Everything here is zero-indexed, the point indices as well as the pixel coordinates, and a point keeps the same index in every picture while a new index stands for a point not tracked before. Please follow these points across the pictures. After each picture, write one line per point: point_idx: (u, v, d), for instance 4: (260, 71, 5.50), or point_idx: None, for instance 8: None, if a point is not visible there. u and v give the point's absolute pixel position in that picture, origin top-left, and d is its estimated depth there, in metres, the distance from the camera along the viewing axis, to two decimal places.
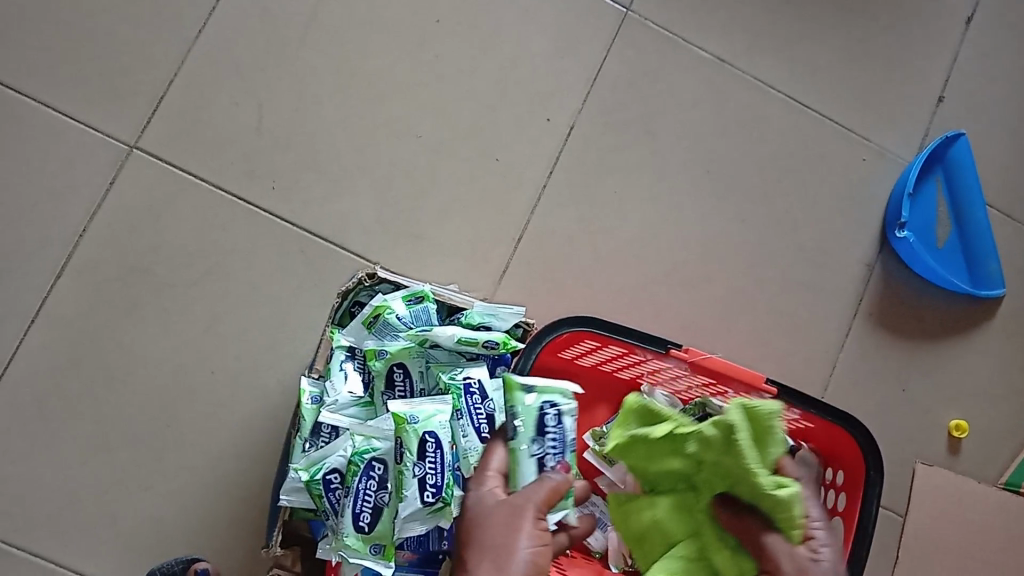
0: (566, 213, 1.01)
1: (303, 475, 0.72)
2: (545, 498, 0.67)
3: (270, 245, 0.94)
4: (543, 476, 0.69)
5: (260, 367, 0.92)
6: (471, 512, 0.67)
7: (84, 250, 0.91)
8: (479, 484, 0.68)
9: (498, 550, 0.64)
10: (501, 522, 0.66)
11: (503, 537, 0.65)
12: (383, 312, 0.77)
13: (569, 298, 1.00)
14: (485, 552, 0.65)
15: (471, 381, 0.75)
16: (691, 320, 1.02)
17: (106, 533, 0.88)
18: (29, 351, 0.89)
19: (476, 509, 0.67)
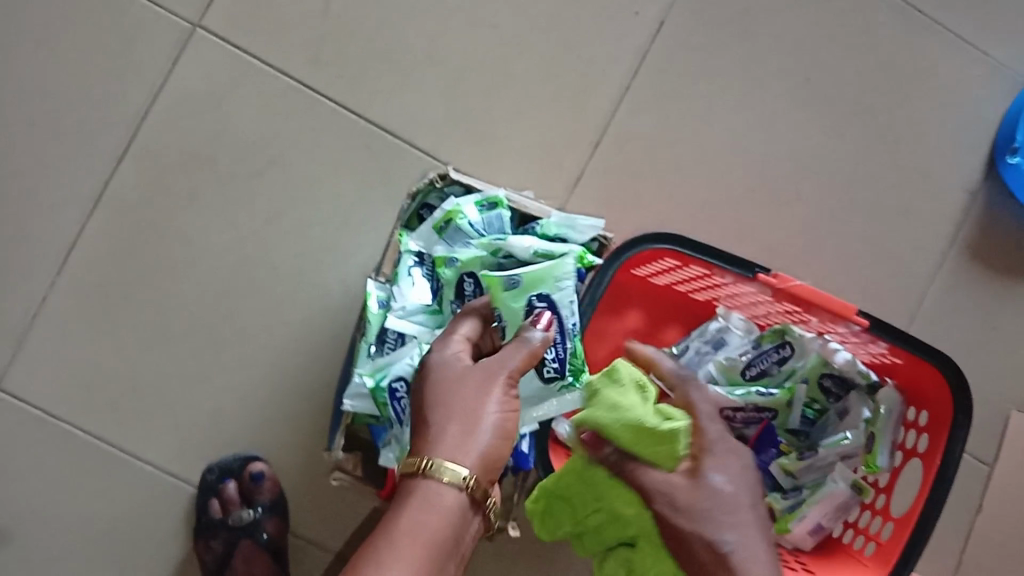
0: (648, 119, 0.94)
1: (368, 382, 0.70)
2: (520, 366, 0.64)
3: (336, 137, 0.90)
4: (523, 339, 0.65)
5: (322, 266, 0.90)
6: (434, 380, 0.63)
7: (145, 134, 0.88)
8: (449, 350, 0.65)
9: (466, 413, 0.61)
10: (467, 394, 0.62)
11: (469, 404, 0.62)
12: (455, 217, 0.73)
13: (645, 212, 0.95)
14: (454, 414, 0.61)
15: None
16: (773, 241, 0.96)
17: (167, 421, 0.87)
18: (91, 237, 0.87)
19: (442, 372, 0.63)
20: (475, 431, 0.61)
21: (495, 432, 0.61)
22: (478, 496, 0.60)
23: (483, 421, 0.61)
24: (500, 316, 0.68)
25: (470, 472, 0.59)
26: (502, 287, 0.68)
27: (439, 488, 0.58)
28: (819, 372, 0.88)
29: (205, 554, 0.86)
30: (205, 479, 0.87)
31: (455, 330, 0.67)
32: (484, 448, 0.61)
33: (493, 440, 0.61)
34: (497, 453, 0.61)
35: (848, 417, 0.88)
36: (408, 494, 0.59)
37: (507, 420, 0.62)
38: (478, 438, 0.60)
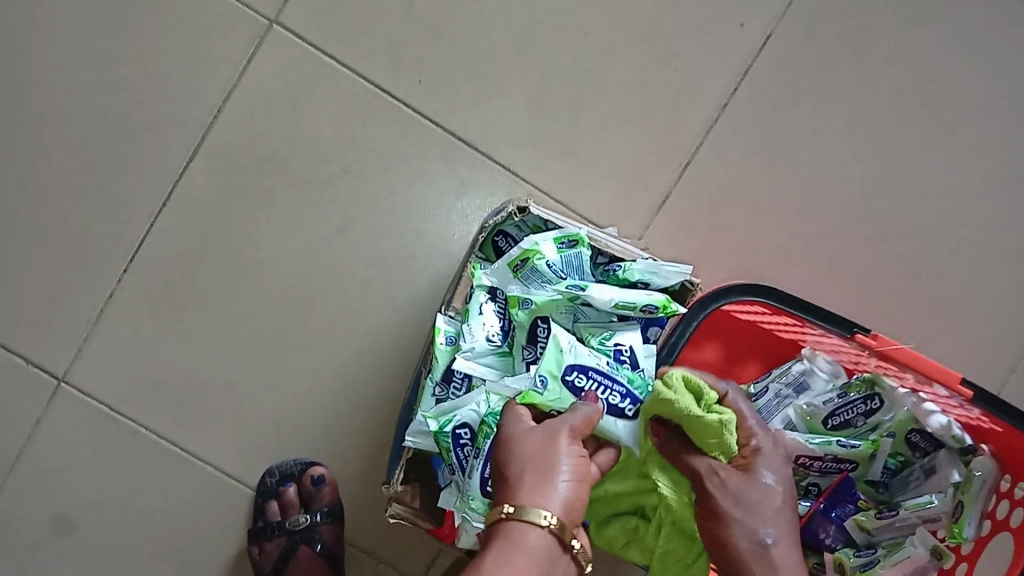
0: (745, 140, 0.88)
1: (432, 425, 0.67)
2: (583, 422, 0.62)
3: (412, 145, 0.86)
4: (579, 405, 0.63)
5: (391, 277, 0.87)
6: (500, 441, 0.61)
7: (219, 132, 0.85)
8: (509, 418, 0.63)
9: (538, 462, 0.59)
10: (535, 447, 0.60)
11: (540, 456, 0.60)
12: (532, 257, 0.69)
13: (733, 239, 0.88)
14: (527, 465, 0.59)
15: (622, 348, 0.69)
16: (870, 279, 0.89)
17: (229, 425, 0.87)
18: (161, 235, 0.86)
19: (508, 432, 0.62)
20: (550, 478, 0.59)
21: (572, 476, 0.59)
22: (563, 535, 0.57)
23: (558, 467, 0.59)
24: (555, 412, 0.65)
25: (552, 513, 0.57)
26: (537, 395, 0.65)
27: (525, 529, 0.56)
28: (908, 427, 0.82)
29: (260, 557, 0.86)
30: (265, 481, 0.87)
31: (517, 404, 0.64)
32: (562, 493, 0.58)
33: (571, 484, 0.59)
34: (577, 496, 0.59)
35: (936, 477, 0.82)
36: (493, 539, 0.57)
37: (580, 467, 0.60)
38: (555, 484, 0.58)
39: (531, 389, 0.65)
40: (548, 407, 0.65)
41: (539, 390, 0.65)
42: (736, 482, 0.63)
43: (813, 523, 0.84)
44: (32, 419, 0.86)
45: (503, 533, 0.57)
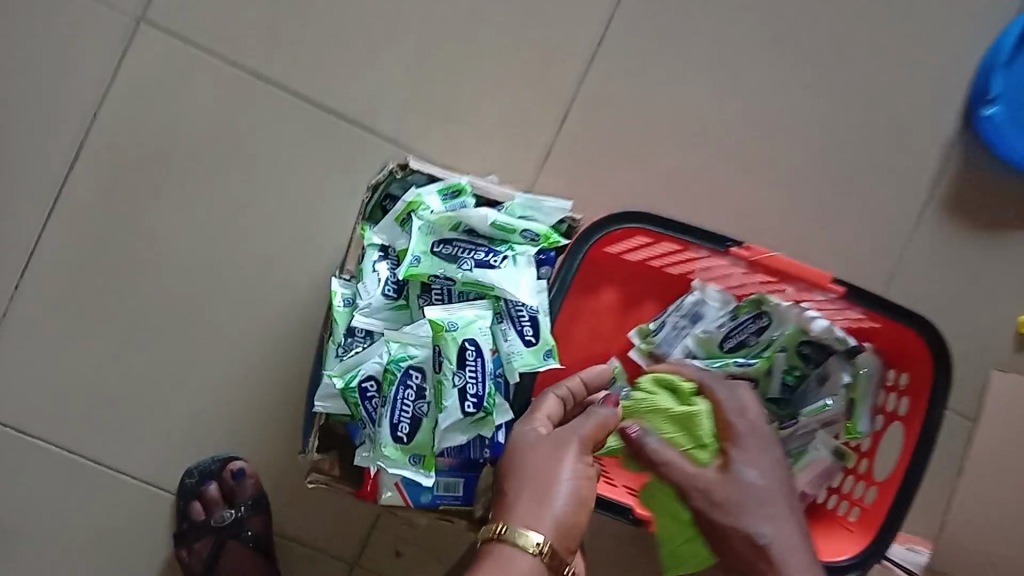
0: (616, 88, 0.92)
1: (338, 382, 0.68)
2: (591, 432, 0.62)
3: (294, 128, 0.87)
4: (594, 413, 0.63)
5: (289, 261, 0.88)
6: (509, 447, 0.61)
7: (98, 136, 0.85)
8: (524, 424, 0.62)
9: (540, 477, 0.58)
10: (541, 459, 0.59)
11: (546, 468, 0.59)
12: (417, 208, 0.71)
13: (616, 186, 0.92)
14: (528, 480, 0.58)
15: (506, 260, 0.70)
16: (749, 209, 0.94)
17: (143, 429, 0.86)
18: (51, 245, 0.85)
19: (513, 440, 0.61)
20: (549, 499, 0.58)
21: (571, 499, 0.58)
22: (552, 563, 0.56)
23: (559, 485, 0.58)
24: (468, 339, 0.66)
25: (545, 538, 0.56)
26: (448, 330, 0.66)
27: (512, 555, 0.55)
28: (797, 339, 0.86)
29: (190, 559, 0.85)
30: (185, 483, 0.86)
31: (536, 408, 0.64)
32: (559, 514, 0.57)
33: (571, 508, 0.58)
34: (575, 520, 0.58)
35: (827, 383, 0.86)
36: (483, 559, 0.56)
37: (584, 488, 0.59)
38: (552, 505, 0.57)
39: (408, 263, 0.69)
40: (458, 341, 0.66)
41: (416, 265, 0.69)
42: (719, 482, 0.70)
43: None
44: None
45: (488, 558, 0.56)
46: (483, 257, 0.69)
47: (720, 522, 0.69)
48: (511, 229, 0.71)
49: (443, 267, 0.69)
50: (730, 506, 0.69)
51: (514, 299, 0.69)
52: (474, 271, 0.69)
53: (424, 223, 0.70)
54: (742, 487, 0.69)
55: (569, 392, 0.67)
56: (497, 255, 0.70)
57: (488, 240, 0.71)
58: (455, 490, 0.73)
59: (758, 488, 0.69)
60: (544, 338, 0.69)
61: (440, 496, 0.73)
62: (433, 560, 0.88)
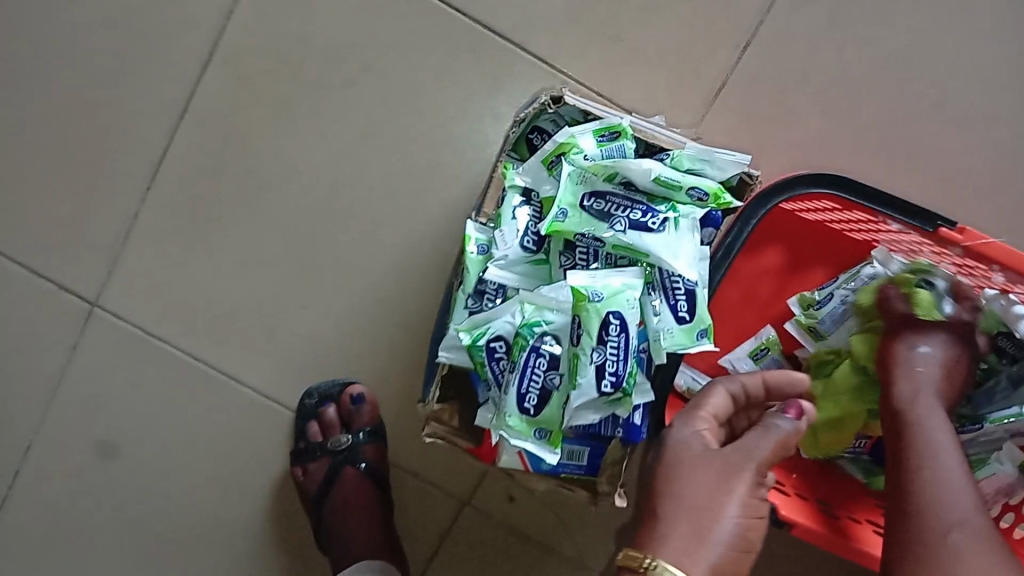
0: (810, 15, 0.77)
1: (464, 339, 0.62)
2: (769, 457, 0.54)
3: (437, 39, 0.79)
4: (770, 426, 0.56)
5: (423, 187, 0.81)
6: (669, 455, 0.55)
7: (233, 35, 0.80)
8: (687, 423, 0.57)
9: (701, 512, 0.52)
10: (705, 485, 0.53)
11: (710, 500, 0.52)
12: (568, 151, 0.62)
13: (799, 131, 0.78)
14: (686, 512, 0.52)
15: (667, 224, 0.60)
16: (957, 169, 0.78)
17: (264, 347, 0.84)
18: (180, 149, 0.81)
19: (676, 455, 0.55)
20: (707, 541, 0.51)
21: (734, 545, 0.51)
22: None
23: (719, 527, 0.51)
24: (614, 314, 0.59)
25: None
26: (592, 302, 0.59)
27: None
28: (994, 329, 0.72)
29: (305, 479, 0.84)
30: (303, 403, 0.84)
31: (702, 405, 0.58)
32: (717, 559, 0.50)
33: (728, 555, 0.51)
34: (732, 569, 0.51)
35: (1022, 386, 0.72)
36: None
37: (748, 531, 0.52)
38: (710, 548, 0.50)
39: (553, 217, 0.61)
40: (602, 316, 0.59)
41: (561, 220, 0.61)
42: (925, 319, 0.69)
43: None
44: (67, 345, 0.83)
45: None
46: (640, 217, 0.60)
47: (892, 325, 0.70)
48: (677, 187, 0.61)
49: (592, 226, 0.60)
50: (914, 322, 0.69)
51: (671, 270, 0.60)
52: (627, 234, 0.60)
53: (575, 168, 0.61)
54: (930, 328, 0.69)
55: (744, 388, 0.59)
56: (656, 216, 0.61)
57: (647, 196, 0.62)
58: (578, 460, 0.68)
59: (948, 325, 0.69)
60: (699, 316, 0.60)
61: (563, 465, 0.68)
62: (547, 511, 0.85)
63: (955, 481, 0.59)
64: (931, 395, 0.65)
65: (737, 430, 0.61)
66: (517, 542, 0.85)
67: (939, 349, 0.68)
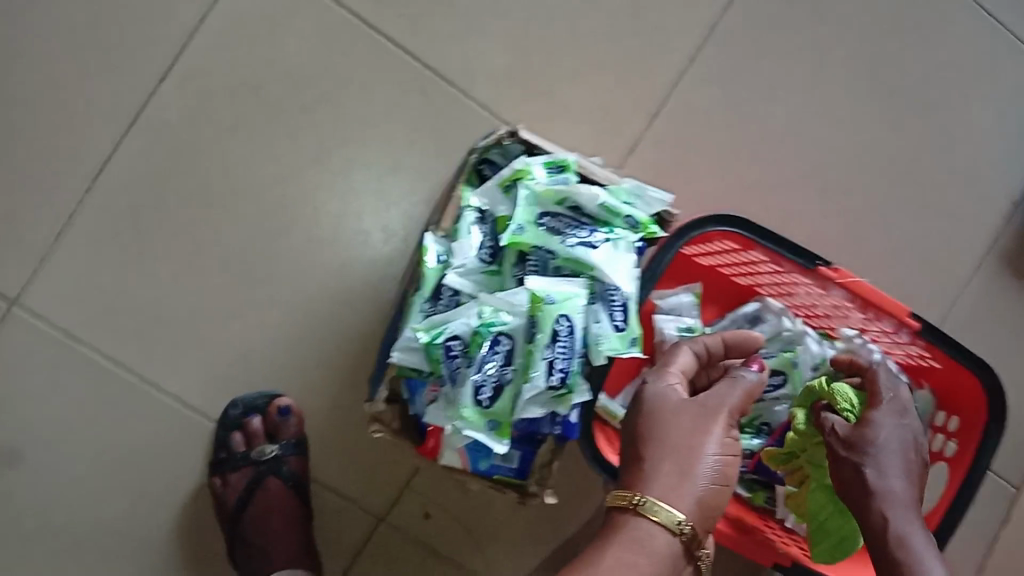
0: (710, 91, 0.91)
1: (423, 337, 0.68)
2: (738, 404, 0.63)
3: (389, 77, 0.87)
4: (736, 377, 0.65)
5: (366, 210, 0.87)
6: (649, 403, 0.63)
7: (192, 54, 0.84)
8: (661, 376, 0.65)
9: (682, 451, 0.60)
10: (686, 428, 0.61)
11: (690, 439, 0.60)
12: (524, 177, 0.71)
13: (696, 187, 0.92)
14: (668, 452, 0.60)
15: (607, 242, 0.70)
16: (822, 230, 0.94)
17: (193, 355, 0.84)
18: (126, 155, 0.84)
19: (654, 403, 0.63)
20: (690, 475, 0.59)
21: (713, 478, 0.59)
22: (690, 544, 0.58)
23: (699, 464, 0.59)
24: (564, 318, 0.67)
25: (685, 516, 0.57)
26: (547, 305, 0.66)
27: (651, 530, 0.57)
28: None
29: (225, 489, 0.84)
30: (227, 413, 0.85)
31: (670, 363, 0.67)
32: (699, 491, 0.58)
33: (710, 486, 0.59)
34: (712, 500, 0.59)
35: None
36: (618, 529, 0.58)
37: (724, 466, 0.60)
38: (694, 479, 0.59)
39: (512, 231, 0.69)
40: (554, 319, 0.66)
41: (519, 234, 0.69)
42: (863, 427, 0.70)
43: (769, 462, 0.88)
44: None
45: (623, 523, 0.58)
46: (586, 236, 0.70)
47: (834, 451, 0.70)
48: (614, 214, 0.71)
49: (545, 240, 0.69)
50: (868, 441, 0.69)
51: (610, 283, 0.69)
52: (576, 249, 0.68)
53: (530, 192, 0.70)
54: (862, 429, 0.70)
55: (705, 347, 0.69)
56: (597, 236, 0.70)
57: (590, 220, 0.72)
58: (511, 462, 0.74)
59: (887, 430, 0.70)
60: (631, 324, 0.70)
61: (496, 467, 0.74)
62: (462, 528, 0.89)
63: (919, 542, 0.65)
64: (902, 503, 0.67)
65: (700, 386, 0.70)
66: (430, 558, 0.88)
67: (881, 439, 0.69)
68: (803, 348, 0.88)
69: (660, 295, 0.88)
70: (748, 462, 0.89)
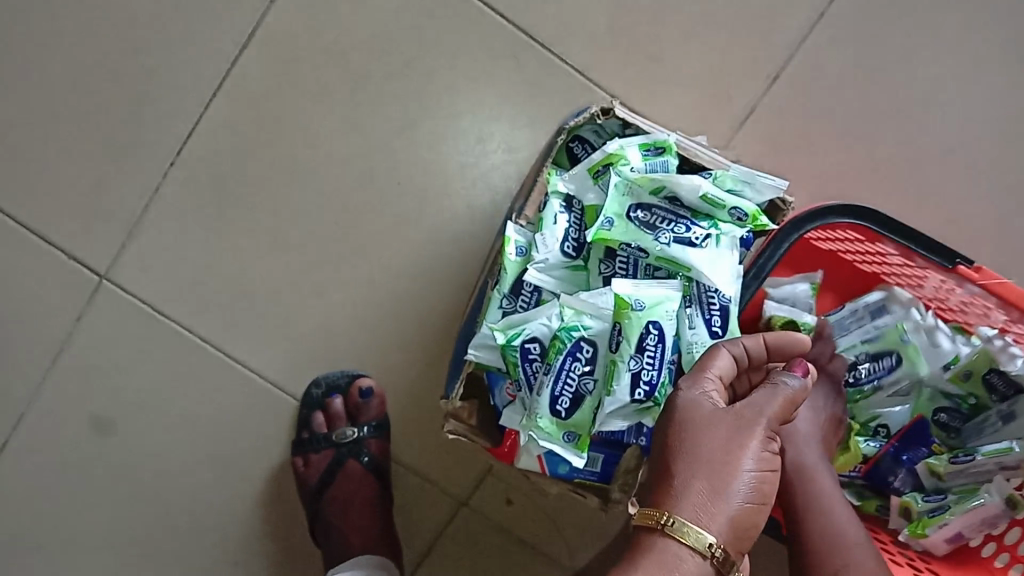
0: (839, 53, 0.81)
1: (499, 338, 0.63)
2: (778, 414, 0.56)
3: (480, 41, 0.81)
4: (779, 381, 0.58)
5: (451, 186, 0.82)
6: (681, 412, 0.55)
7: (274, 20, 0.81)
8: (694, 380, 0.57)
9: (716, 467, 0.52)
10: (721, 441, 0.53)
11: (727, 453, 0.53)
12: (616, 162, 0.64)
13: (818, 162, 0.81)
14: (701, 466, 0.52)
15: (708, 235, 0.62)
16: (966, 213, 0.82)
17: (276, 332, 0.83)
18: (210, 126, 0.82)
19: (687, 414, 0.55)
20: (724, 494, 0.52)
21: (750, 496, 0.52)
22: (724, 568, 0.51)
23: (735, 480, 0.52)
24: (655, 325, 0.60)
25: (716, 539, 0.50)
26: (634, 313, 0.60)
27: (680, 555, 0.50)
28: (986, 366, 0.78)
29: (306, 469, 0.83)
30: (310, 392, 0.84)
31: (708, 365, 0.58)
32: (733, 511, 0.52)
33: (746, 505, 0.52)
34: (749, 520, 0.52)
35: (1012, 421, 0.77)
36: (642, 552, 0.50)
37: (762, 482, 0.53)
38: (728, 498, 0.52)
39: (599, 226, 0.62)
40: (641, 327, 0.60)
41: (607, 229, 0.62)
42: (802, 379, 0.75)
43: (882, 466, 0.81)
44: (71, 317, 0.82)
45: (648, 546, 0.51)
46: (684, 232, 0.62)
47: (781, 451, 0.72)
48: (717, 206, 0.63)
49: (637, 237, 0.62)
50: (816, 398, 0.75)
51: (708, 284, 0.61)
52: (670, 247, 0.61)
53: (622, 180, 0.63)
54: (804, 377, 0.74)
55: (746, 350, 0.60)
56: (697, 231, 0.62)
57: (690, 211, 0.64)
58: (593, 466, 0.69)
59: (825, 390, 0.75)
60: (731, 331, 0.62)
61: (578, 470, 0.69)
62: (545, 517, 0.86)
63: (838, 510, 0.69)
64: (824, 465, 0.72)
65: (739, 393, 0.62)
66: (513, 545, 0.86)
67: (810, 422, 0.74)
68: (932, 345, 0.79)
69: (773, 282, 0.77)
70: (860, 467, 0.82)
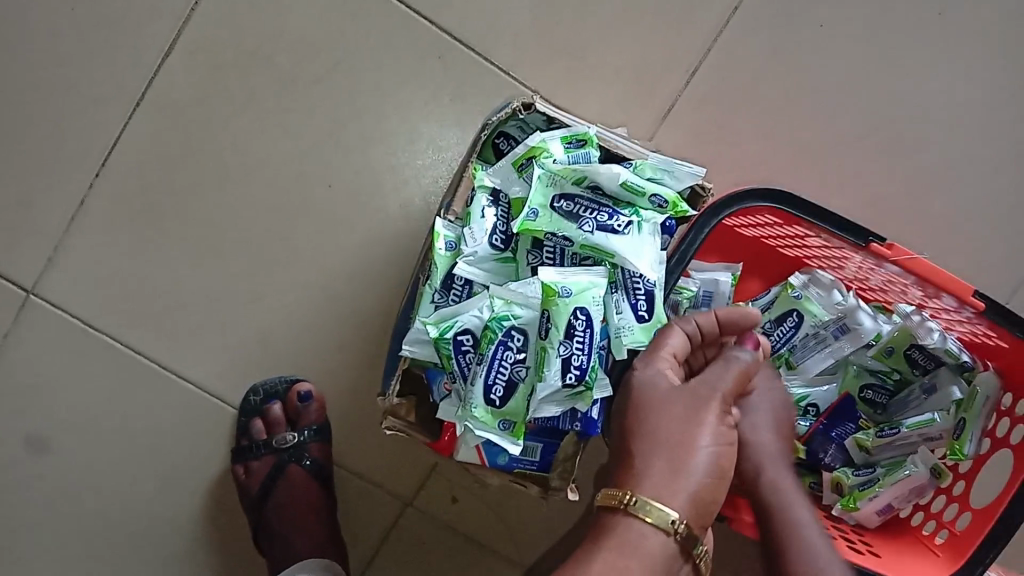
0: (755, 43, 0.83)
1: (432, 331, 0.63)
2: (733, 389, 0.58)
3: (404, 41, 0.82)
4: (731, 358, 0.59)
5: (382, 186, 0.82)
6: (637, 394, 0.57)
7: (197, 27, 0.80)
8: (649, 362, 0.58)
9: (674, 446, 0.55)
10: (677, 421, 0.56)
11: (684, 431, 0.55)
12: (539, 155, 0.65)
13: (739, 151, 0.84)
14: (660, 448, 0.55)
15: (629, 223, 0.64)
16: (882, 196, 0.85)
17: (212, 341, 0.83)
18: (135, 136, 0.81)
19: (642, 395, 0.57)
20: (685, 471, 0.54)
21: (708, 473, 0.55)
22: (688, 542, 0.54)
23: (695, 456, 0.54)
24: (584, 309, 0.62)
25: (679, 515, 0.53)
26: (561, 300, 0.62)
27: (644, 532, 0.53)
28: (907, 342, 0.80)
29: (248, 477, 0.83)
30: (248, 399, 0.83)
31: (663, 345, 0.59)
32: (694, 486, 0.54)
33: (705, 481, 0.55)
34: (709, 495, 0.55)
35: (934, 394, 0.80)
36: (607, 531, 0.54)
37: (721, 456, 0.55)
38: (687, 477, 0.54)
39: (524, 217, 0.63)
40: (568, 314, 0.62)
41: (532, 220, 0.64)
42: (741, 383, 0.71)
43: (814, 444, 0.83)
44: None
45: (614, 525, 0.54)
46: (606, 220, 0.64)
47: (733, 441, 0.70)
48: (639, 194, 0.65)
49: (562, 226, 0.64)
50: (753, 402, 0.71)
51: (633, 270, 0.63)
52: (594, 235, 0.63)
53: (545, 172, 0.65)
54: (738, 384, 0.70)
55: (699, 328, 0.61)
56: (620, 219, 0.64)
57: (612, 200, 0.66)
58: (533, 455, 0.69)
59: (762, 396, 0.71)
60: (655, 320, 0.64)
61: (517, 460, 0.69)
62: (489, 511, 0.86)
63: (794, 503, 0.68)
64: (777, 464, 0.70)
65: (695, 368, 0.63)
66: (459, 542, 0.86)
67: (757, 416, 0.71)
68: (854, 323, 0.80)
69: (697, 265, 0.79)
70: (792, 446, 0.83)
